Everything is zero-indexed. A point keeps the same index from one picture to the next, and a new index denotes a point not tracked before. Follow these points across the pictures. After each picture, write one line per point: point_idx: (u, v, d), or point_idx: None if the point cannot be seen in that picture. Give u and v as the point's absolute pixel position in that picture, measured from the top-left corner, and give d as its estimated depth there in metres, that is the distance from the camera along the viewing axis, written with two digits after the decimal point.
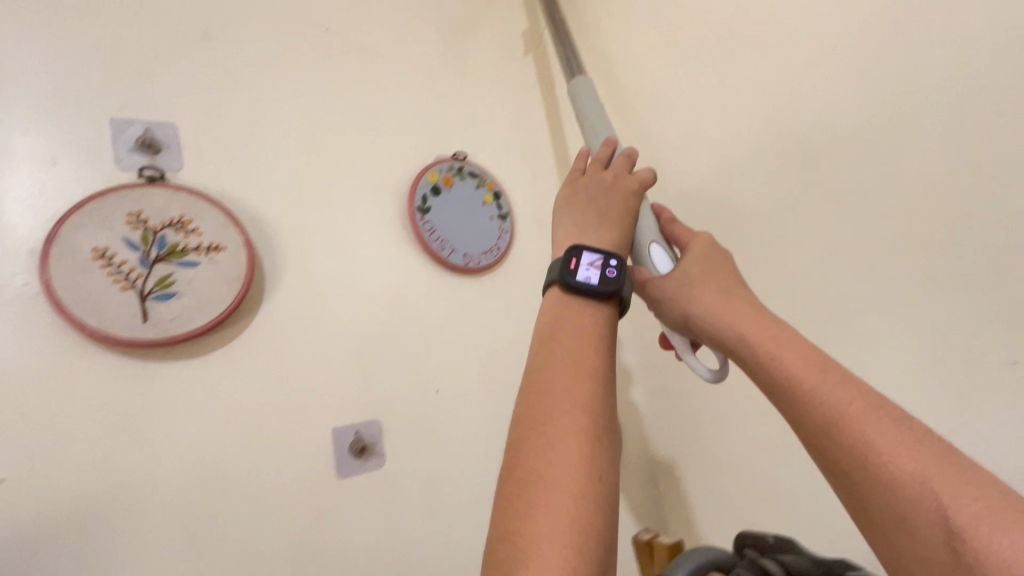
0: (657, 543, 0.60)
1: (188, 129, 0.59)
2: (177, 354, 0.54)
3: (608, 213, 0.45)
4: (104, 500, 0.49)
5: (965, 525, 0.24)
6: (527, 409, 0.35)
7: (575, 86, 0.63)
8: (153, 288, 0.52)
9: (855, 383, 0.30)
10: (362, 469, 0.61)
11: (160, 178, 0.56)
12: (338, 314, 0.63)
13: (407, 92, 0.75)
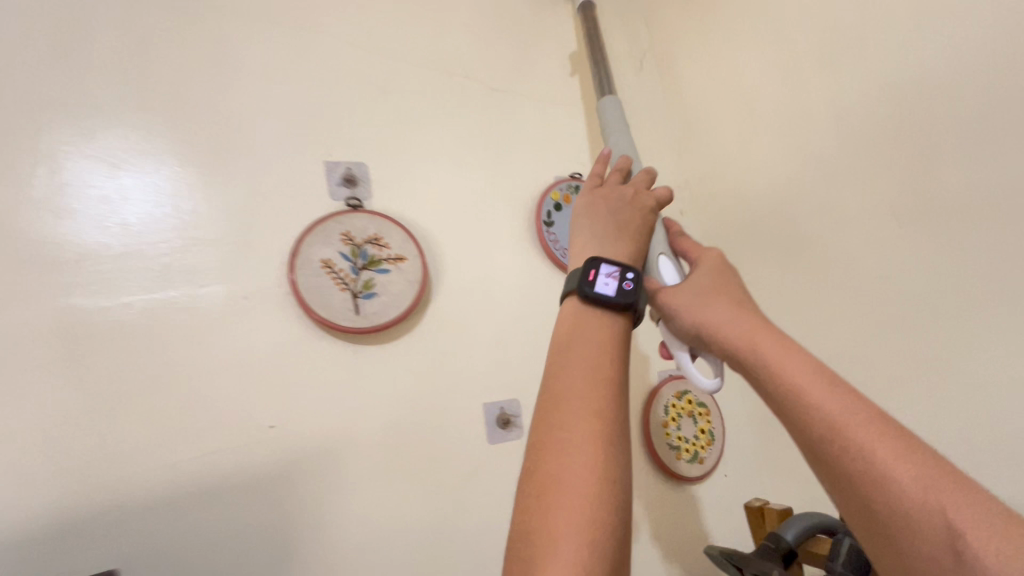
0: (768, 508, 0.73)
1: (375, 168, 0.82)
2: (381, 337, 0.75)
3: (626, 233, 0.57)
4: (323, 456, 0.68)
5: (961, 528, 0.32)
6: (547, 417, 0.42)
7: (604, 104, 0.78)
8: (361, 289, 0.73)
9: (857, 402, 0.39)
10: (508, 437, 0.79)
11: (359, 208, 0.78)
12: (489, 312, 0.83)
13: (507, 127, 0.95)
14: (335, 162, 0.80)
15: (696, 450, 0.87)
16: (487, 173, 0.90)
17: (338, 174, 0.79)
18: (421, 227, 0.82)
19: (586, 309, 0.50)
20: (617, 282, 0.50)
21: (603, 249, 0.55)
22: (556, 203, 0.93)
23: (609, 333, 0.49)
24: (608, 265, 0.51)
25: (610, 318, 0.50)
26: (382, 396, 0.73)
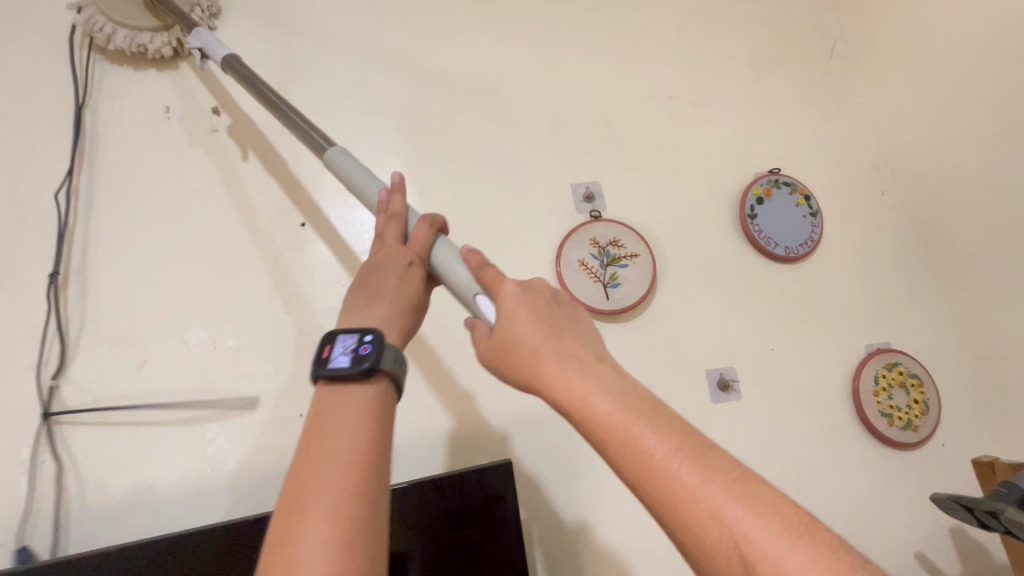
0: (998, 463, 0.86)
1: (606, 186, 0.98)
2: (620, 320, 0.91)
3: (385, 300, 0.56)
4: (581, 418, 0.89)
5: (760, 552, 0.35)
6: (279, 531, 0.39)
7: (331, 159, 0.70)
8: (608, 281, 0.91)
9: (673, 441, 0.41)
10: (728, 398, 0.92)
11: (600, 218, 0.95)
12: (708, 297, 0.96)
13: (684, 130, 1.06)
14: (578, 183, 0.97)
15: (909, 419, 0.97)
16: (690, 171, 1.03)
17: (581, 192, 0.97)
18: (646, 229, 0.98)
19: (332, 388, 0.48)
20: (351, 349, 0.49)
21: (352, 322, 0.55)
22: (758, 197, 1.01)
23: (358, 407, 0.47)
24: (344, 335, 0.51)
25: (356, 388, 0.48)
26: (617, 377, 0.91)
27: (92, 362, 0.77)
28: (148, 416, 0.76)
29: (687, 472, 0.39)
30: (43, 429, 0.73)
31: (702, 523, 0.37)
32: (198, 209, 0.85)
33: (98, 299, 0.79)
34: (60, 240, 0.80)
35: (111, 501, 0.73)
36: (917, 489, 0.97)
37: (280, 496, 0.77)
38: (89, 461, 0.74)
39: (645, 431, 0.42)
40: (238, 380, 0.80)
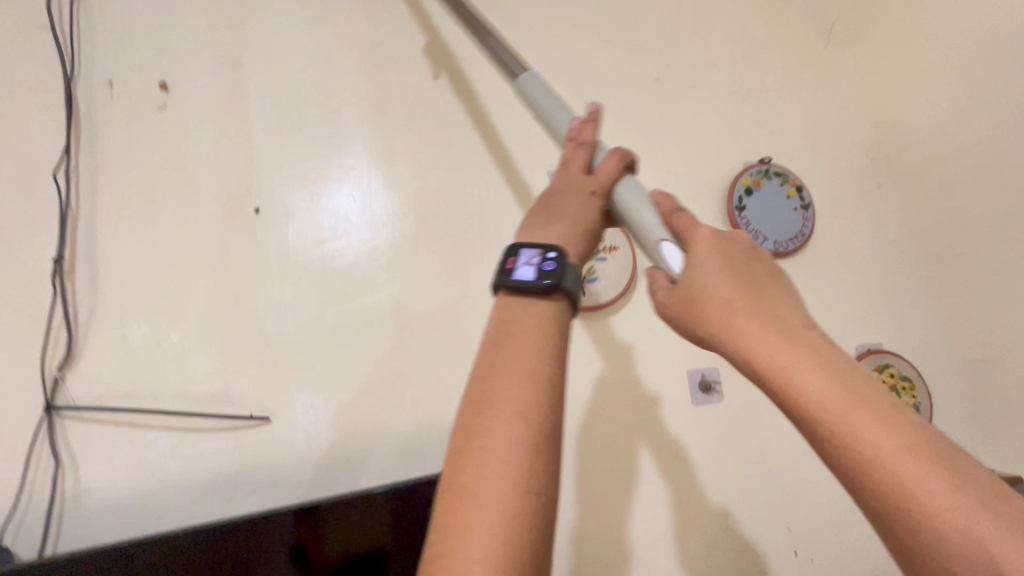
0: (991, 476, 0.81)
1: None
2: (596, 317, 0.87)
3: (565, 221, 0.54)
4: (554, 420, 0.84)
5: (977, 540, 0.32)
6: (468, 420, 0.42)
7: (523, 82, 0.68)
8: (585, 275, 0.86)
9: (887, 416, 0.37)
10: (710, 400, 0.90)
11: None
12: None
13: (671, 115, 1.00)
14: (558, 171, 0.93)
15: None
16: (677, 159, 0.98)
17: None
18: None
19: (512, 299, 0.49)
20: (536, 264, 0.49)
21: (536, 233, 0.54)
22: (746, 187, 0.96)
23: (540, 323, 0.48)
24: (528, 249, 0.50)
25: (540, 305, 0.48)
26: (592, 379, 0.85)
27: (25, 355, 0.71)
28: (93, 417, 0.71)
29: (902, 446, 0.36)
30: (44, 421, 0.70)
31: (914, 503, 0.34)
32: (143, 190, 0.79)
33: (47, 287, 0.73)
34: (60, 223, 0.75)
35: (105, 497, 0.69)
36: None
37: (232, 501, 0.72)
38: (86, 457, 0.70)
39: (854, 397, 0.38)
40: (190, 376, 0.74)
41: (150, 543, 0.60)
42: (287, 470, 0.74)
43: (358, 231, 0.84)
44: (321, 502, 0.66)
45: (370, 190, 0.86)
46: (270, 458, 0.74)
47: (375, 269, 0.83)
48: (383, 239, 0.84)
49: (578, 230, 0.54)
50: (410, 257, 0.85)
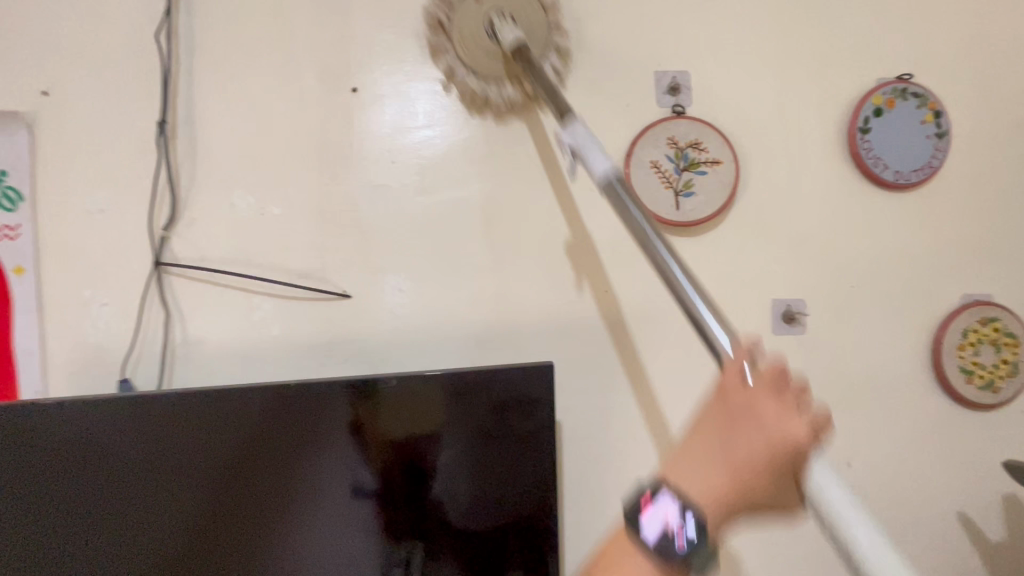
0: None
1: (696, 77, 0.84)
2: (686, 233, 0.84)
3: (730, 482, 0.42)
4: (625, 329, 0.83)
5: None
6: None
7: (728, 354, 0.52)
8: (681, 188, 0.82)
9: None
10: (791, 331, 0.86)
11: (683, 114, 0.83)
12: (789, 219, 0.86)
13: (808, 11, 0.86)
14: (663, 71, 0.84)
15: (992, 379, 0.87)
16: (804, 67, 0.86)
17: (666, 82, 0.84)
18: (734, 135, 0.85)
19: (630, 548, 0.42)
20: (673, 529, 0.40)
21: (690, 474, 0.42)
22: (876, 107, 0.85)
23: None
24: (671, 497, 0.41)
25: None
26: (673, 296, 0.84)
27: (139, 211, 0.76)
28: (193, 274, 0.77)
29: None
30: (151, 276, 0.76)
31: None
32: (245, 59, 0.78)
33: (154, 147, 0.77)
34: (163, 87, 0.77)
35: (205, 349, 0.77)
36: (980, 451, 0.89)
37: (322, 365, 0.79)
38: (186, 310, 0.77)
39: None
40: (288, 248, 0.78)
41: (222, 392, 0.69)
42: (372, 344, 0.79)
43: (445, 121, 0.81)
44: (375, 378, 0.71)
45: (465, 78, 0.82)
46: (354, 331, 0.79)
47: (463, 162, 0.81)
48: (469, 131, 0.82)
49: (740, 493, 0.42)
50: (500, 153, 0.82)
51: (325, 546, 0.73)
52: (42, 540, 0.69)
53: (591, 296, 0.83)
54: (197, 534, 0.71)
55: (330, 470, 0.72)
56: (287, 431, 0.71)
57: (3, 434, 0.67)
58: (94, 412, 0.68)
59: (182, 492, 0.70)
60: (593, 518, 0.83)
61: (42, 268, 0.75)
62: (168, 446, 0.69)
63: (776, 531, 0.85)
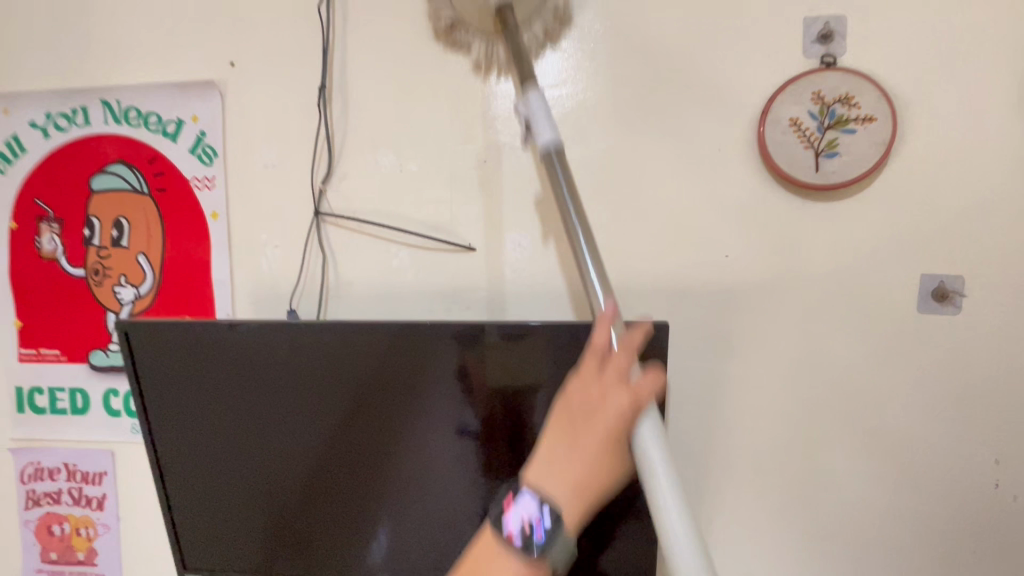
0: None
1: (855, 23, 0.76)
2: (825, 198, 0.78)
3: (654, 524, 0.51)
4: (745, 297, 0.81)
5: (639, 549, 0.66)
6: None
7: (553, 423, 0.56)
8: (823, 149, 0.75)
9: None
10: (942, 310, 0.77)
11: (834, 65, 0.76)
12: (955, 185, 0.76)
13: None
14: (814, 17, 0.76)
15: None
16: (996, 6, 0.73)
17: (816, 30, 0.76)
18: (895, 87, 0.76)
19: None
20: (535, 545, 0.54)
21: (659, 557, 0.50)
22: None
23: None
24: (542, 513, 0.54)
25: None
26: (800, 265, 0.79)
27: (303, 168, 0.88)
28: (344, 224, 0.88)
29: None
30: (314, 223, 0.88)
31: None
32: (387, 25, 0.85)
33: (315, 111, 0.87)
34: (323, 56, 0.86)
35: (353, 289, 0.89)
36: None
37: (447, 310, 0.87)
38: (340, 254, 0.88)
39: None
40: (421, 202, 0.86)
41: (352, 327, 0.80)
42: (492, 293, 0.86)
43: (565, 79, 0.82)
44: (485, 325, 0.77)
45: (593, 34, 0.81)
46: (477, 281, 0.86)
47: (586, 120, 0.82)
48: (591, 90, 0.82)
49: None
50: (625, 110, 0.81)
51: (440, 470, 0.84)
52: (237, 424, 0.87)
53: (710, 260, 0.81)
54: (341, 445, 0.85)
55: (447, 406, 0.81)
56: (413, 361, 0.80)
57: (207, 344, 0.84)
58: (264, 332, 0.83)
59: (330, 407, 0.84)
60: (694, 478, 0.85)
61: (231, 213, 0.91)
62: (318, 366, 0.83)
63: (901, 518, 0.81)
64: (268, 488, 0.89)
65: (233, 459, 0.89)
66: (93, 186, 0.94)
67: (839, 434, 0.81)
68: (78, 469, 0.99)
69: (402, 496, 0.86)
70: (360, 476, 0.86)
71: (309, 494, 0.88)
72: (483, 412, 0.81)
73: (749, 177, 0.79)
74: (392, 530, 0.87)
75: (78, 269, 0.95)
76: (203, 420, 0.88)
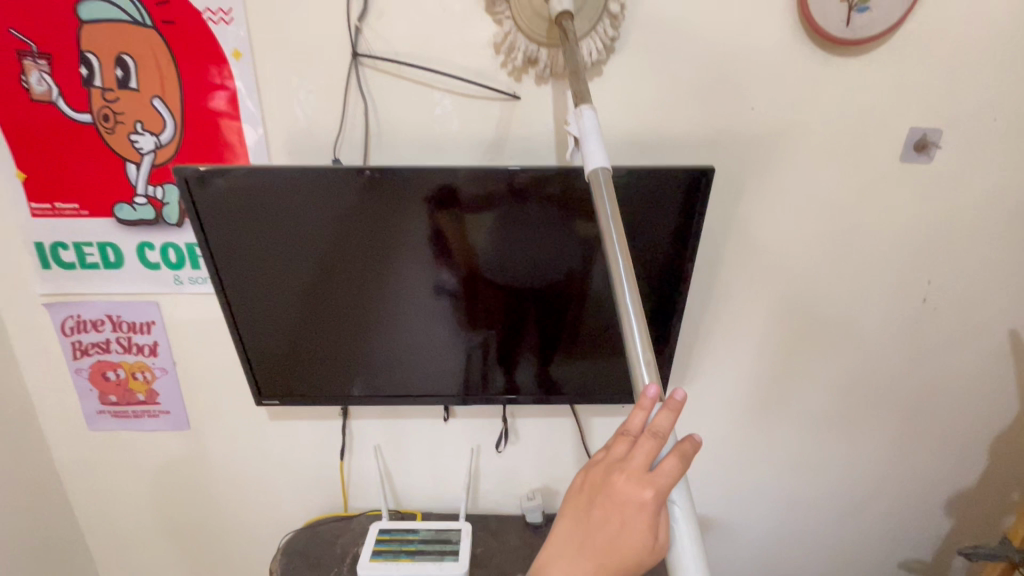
0: None
1: None
2: (846, 54, 0.85)
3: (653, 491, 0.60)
4: (763, 149, 0.91)
5: None
6: None
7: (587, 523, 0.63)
8: (857, 3, 0.80)
9: None
10: (918, 160, 0.92)
11: None
12: (957, 45, 0.85)
13: None
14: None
15: None
16: None
17: None
18: None
19: None
20: None
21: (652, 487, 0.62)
22: None
23: None
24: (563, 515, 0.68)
25: None
26: (813, 118, 0.89)
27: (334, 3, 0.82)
28: (384, 69, 0.85)
29: None
30: (351, 67, 0.85)
31: None
32: None
33: None
34: None
35: (395, 139, 0.90)
36: None
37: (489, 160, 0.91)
38: (381, 102, 0.87)
39: None
40: (463, 48, 0.85)
41: (318, 172, 0.82)
42: (534, 144, 0.90)
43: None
44: (455, 173, 0.82)
45: None
46: (520, 132, 0.90)
47: None
48: None
49: None
50: None
51: (426, 316, 0.96)
52: (272, 271, 0.91)
53: (737, 115, 0.89)
54: (332, 299, 0.94)
55: (430, 259, 0.90)
56: (392, 203, 0.85)
57: (202, 199, 0.83)
58: (239, 181, 0.82)
59: (330, 250, 0.89)
60: (697, 304, 1.03)
61: (255, 53, 0.85)
62: (311, 211, 0.85)
63: (849, 324, 1.05)
64: (270, 339, 0.98)
65: (279, 302, 0.94)
66: (81, 15, 0.83)
67: (816, 265, 1.00)
68: (122, 320, 1.02)
69: (394, 340, 0.99)
70: (352, 325, 0.97)
71: (308, 344, 0.98)
72: (464, 264, 0.91)
73: (785, 30, 0.84)
74: (387, 369, 1.02)
75: (82, 114, 0.88)
76: (243, 268, 0.90)
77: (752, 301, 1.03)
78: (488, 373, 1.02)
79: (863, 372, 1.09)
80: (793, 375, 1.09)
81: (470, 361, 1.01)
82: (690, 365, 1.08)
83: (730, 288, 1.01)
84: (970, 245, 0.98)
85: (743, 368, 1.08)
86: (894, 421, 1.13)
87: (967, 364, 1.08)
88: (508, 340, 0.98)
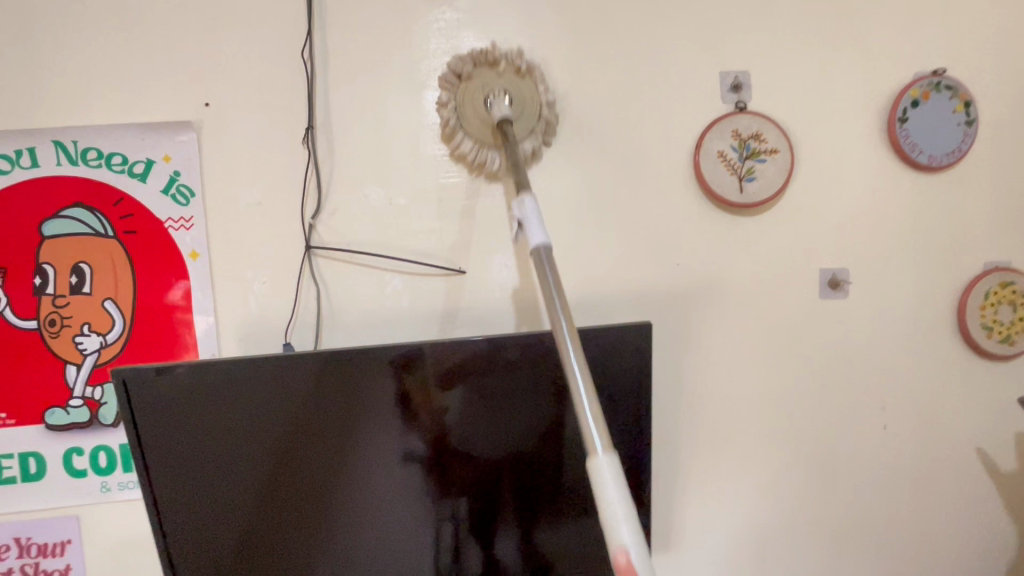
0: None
1: (756, 79, 0.97)
2: (746, 214, 0.98)
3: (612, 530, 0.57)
4: (695, 298, 0.98)
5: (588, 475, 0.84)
6: None
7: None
8: (744, 175, 0.95)
9: None
10: (835, 295, 1.00)
11: (745, 109, 0.96)
12: (837, 199, 0.99)
13: (856, 18, 0.98)
14: (726, 72, 0.96)
15: (1007, 334, 1.01)
16: (850, 67, 0.98)
17: (729, 81, 0.96)
18: (789, 127, 0.98)
19: None
20: None
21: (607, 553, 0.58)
22: (914, 99, 0.97)
23: None
24: None
25: None
26: (732, 267, 0.98)
27: (291, 205, 0.91)
28: (336, 256, 0.92)
29: None
30: (304, 258, 0.91)
31: None
32: (366, 70, 0.91)
33: (302, 149, 0.91)
34: (307, 97, 0.90)
35: (347, 318, 0.92)
36: (995, 393, 1.04)
37: (440, 329, 0.94)
38: (333, 287, 0.92)
39: None
40: (407, 233, 0.92)
41: (282, 360, 0.82)
42: (482, 312, 0.95)
43: None
44: (422, 346, 0.83)
45: (556, 80, 0.94)
46: (468, 301, 0.94)
47: (556, 154, 0.95)
48: (557, 127, 0.94)
49: None
50: (586, 147, 0.95)
51: (388, 500, 0.89)
52: (220, 467, 0.85)
53: (666, 269, 0.97)
54: (289, 477, 0.86)
55: (395, 436, 0.87)
56: (355, 384, 0.84)
57: (151, 397, 0.80)
58: (194, 376, 0.81)
59: (288, 438, 0.85)
60: (666, 454, 1.00)
61: (212, 251, 0.90)
62: (269, 400, 0.83)
63: (821, 458, 1.02)
64: (213, 541, 0.87)
65: (225, 501, 0.86)
66: (44, 231, 0.88)
67: (772, 401, 1.01)
68: (33, 542, 0.91)
69: (356, 522, 0.89)
70: (310, 516, 0.88)
71: (259, 539, 0.88)
72: (428, 438, 0.87)
73: (691, 199, 0.97)
74: (347, 561, 0.90)
75: (27, 321, 0.88)
76: (186, 466, 0.84)
77: (720, 444, 1.01)
78: (460, 558, 0.92)
79: (851, 509, 1.04)
80: (781, 520, 1.03)
81: (439, 542, 0.91)
82: (673, 521, 1.01)
83: (695, 433, 1.00)
84: (907, 366, 1.02)
85: (729, 518, 1.02)
86: (898, 560, 1.05)
87: (951, 488, 1.05)
88: (479, 513, 0.91)
